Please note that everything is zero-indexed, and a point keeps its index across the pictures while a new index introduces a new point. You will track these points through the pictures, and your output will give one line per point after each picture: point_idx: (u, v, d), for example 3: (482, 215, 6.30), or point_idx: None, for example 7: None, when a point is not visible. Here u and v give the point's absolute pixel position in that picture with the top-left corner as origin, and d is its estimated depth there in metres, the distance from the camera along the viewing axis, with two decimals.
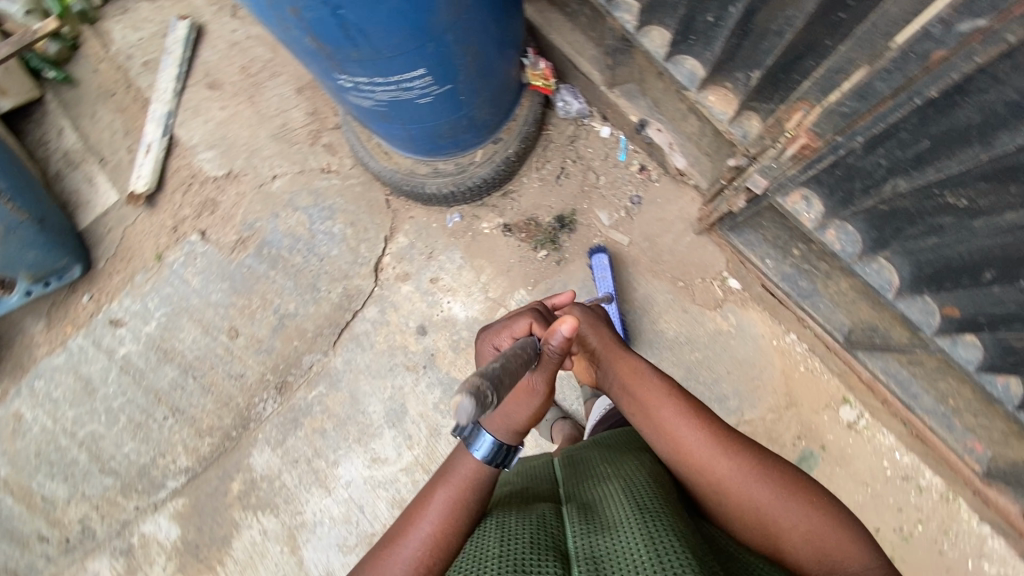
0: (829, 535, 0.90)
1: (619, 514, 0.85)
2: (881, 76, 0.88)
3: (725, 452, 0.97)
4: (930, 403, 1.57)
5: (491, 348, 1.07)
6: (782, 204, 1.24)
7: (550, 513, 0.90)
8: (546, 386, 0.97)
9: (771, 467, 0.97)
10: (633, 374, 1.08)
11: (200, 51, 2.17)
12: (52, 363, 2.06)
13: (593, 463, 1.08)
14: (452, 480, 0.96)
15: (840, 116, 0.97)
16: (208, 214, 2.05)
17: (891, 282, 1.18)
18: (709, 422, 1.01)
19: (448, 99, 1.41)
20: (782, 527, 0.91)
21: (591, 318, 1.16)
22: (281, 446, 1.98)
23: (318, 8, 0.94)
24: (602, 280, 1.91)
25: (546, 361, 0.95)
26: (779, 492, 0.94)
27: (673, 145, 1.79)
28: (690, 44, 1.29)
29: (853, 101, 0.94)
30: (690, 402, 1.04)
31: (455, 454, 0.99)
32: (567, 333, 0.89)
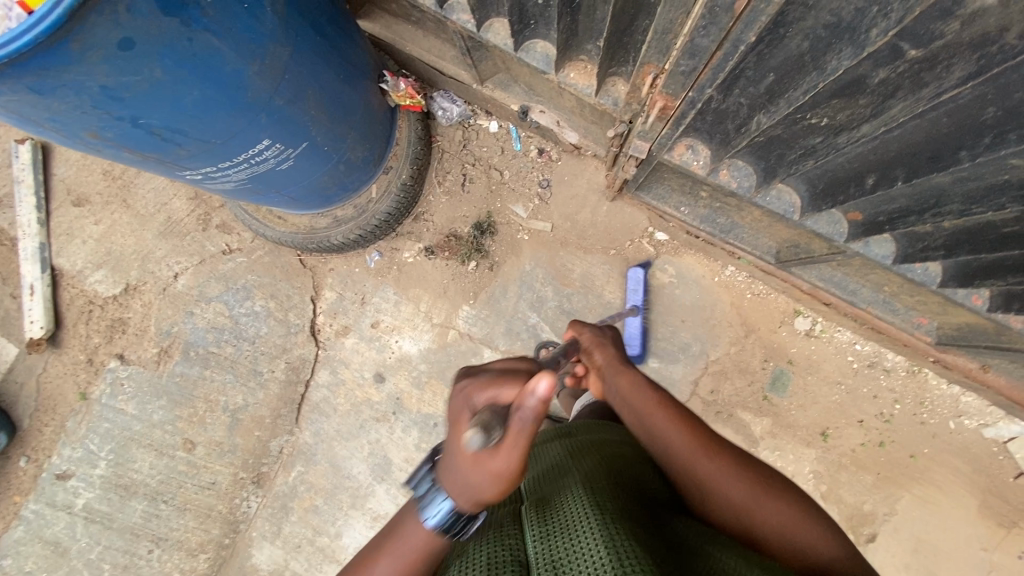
0: (798, 527, 0.94)
1: (577, 513, 0.82)
2: (701, 32, 0.86)
3: (705, 453, 1.01)
4: (870, 294, 1.61)
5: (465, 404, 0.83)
6: (670, 159, 1.24)
7: (510, 522, 0.87)
8: (514, 467, 0.76)
9: (750, 467, 1.01)
10: (632, 387, 1.13)
11: (52, 170, 2.00)
12: (11, 538, 1.91)
13: (558, 459, 1.05)
14: (401, 548, 0.87)
15: (682, 74, 0.96)
16: (120, 335, 1.93)
17: (794, 204, 1.19)
18: (693, 425, 1.07)
19: (312, 154, 1.32)
20: (756, 520, 0.94)
21: (598, 339, 1.23)
22: (279, 537, 1.92)
23: (115, 126, 0.85)
24: (632, 294, 1.87)
25: (512, 435, 0.74)
26: (756, 489, 0.97)
27: (560, 122, 1.75)
28: (532, 28, 1.24)
29: (687, 59, 0.92)
30: (677, 408, 1.10)
31: (404, 519, 0.88)
32: (543, 393, 0.73)
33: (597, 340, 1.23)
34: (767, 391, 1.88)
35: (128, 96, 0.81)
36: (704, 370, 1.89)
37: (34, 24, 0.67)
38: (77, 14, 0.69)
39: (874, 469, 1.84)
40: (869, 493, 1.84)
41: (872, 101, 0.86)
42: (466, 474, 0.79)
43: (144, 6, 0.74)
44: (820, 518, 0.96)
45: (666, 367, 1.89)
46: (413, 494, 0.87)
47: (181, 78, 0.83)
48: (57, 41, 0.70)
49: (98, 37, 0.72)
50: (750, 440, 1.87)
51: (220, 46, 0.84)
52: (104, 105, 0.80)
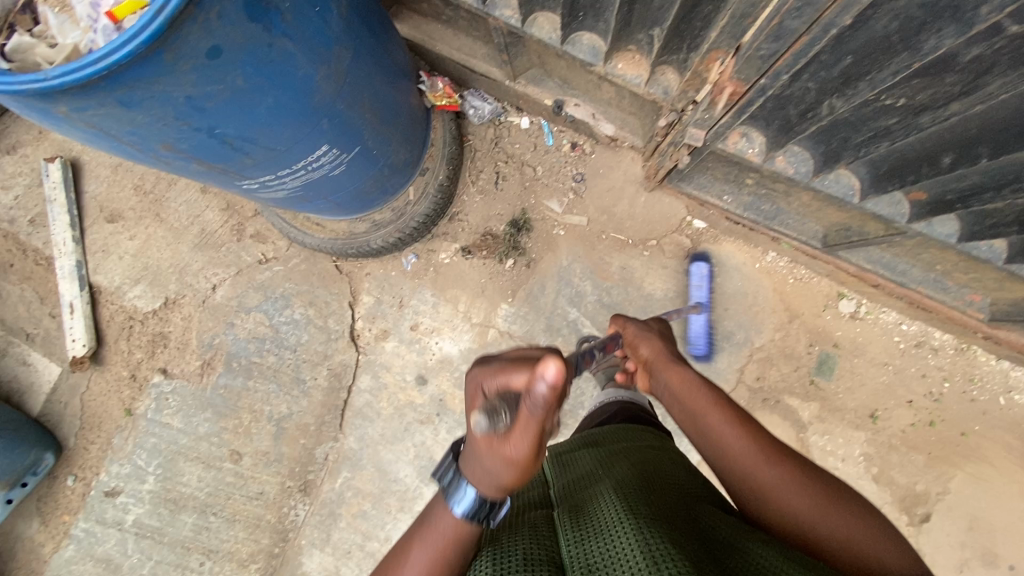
0: (866, 542, 0.90)
1: (611, 519, 0.82)
2: (793, 15, 0.87)
3: (767, 460, 0.99)
4: (920, 274, 1.60)
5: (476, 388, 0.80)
6: (725, 148, 1.23)
7: (543, 525, 0.88)
8: (527, 454, 0.71)
9: (816, 480, 0.98)
10: (682, 383, 1.15)
11: (84, 187, 1.99)
12: (62, 558, 1.90)
13: (589, 467, 1.07)
14: (432, 534, 0.86)
15: (760, 59, 0.96)
16: (162, 349, 1.93)
17: (854, 187, 1.18)
18: (754, 429, 1.04)
19: (362, 159, 1.31)
20: (819, 535, 0.91)
21: (643, 334, 1.29)
22: (328, 544, 1.91)
23: (192, 137, 0.84)
24: (697, 290, 1.86)
25: (520, 422, 0.69)
26: (821, 502, 0.94)
27: (596, 115, 1.74)
28: (581, 20, 1.23)
29: (771, 42, 0.93)
30: (736, 411, 1.08)
31: (433, 511, 0.87)
32: (549, 379, 0.67)
33: (640, 335, 1.29)
34: (814, 375, 1.86)
35: (210, 107, 0.80)
36: (749, 357, 1.87)
37: (134, 35, 0.67)
38: (175, 23, 0.68)
39: (926, 449, 1.83)
40: (921, 473, 1.82)
41: (962, 79, 0.86)
42: (482, 463, 0.76)
43: (232, 13, 0.73)
44: (890, 535, 0.92)
45: (711, 357, 1.87)
46: (438, 484, 0.85)
47: (259, 86, 0.82)
48: (153, 51, 0.69)
49: (190, 46, 0.71)
50: (799, 425, 1.86)
51: (294, 49, 0.83)
52: (186, 116, 0.79)
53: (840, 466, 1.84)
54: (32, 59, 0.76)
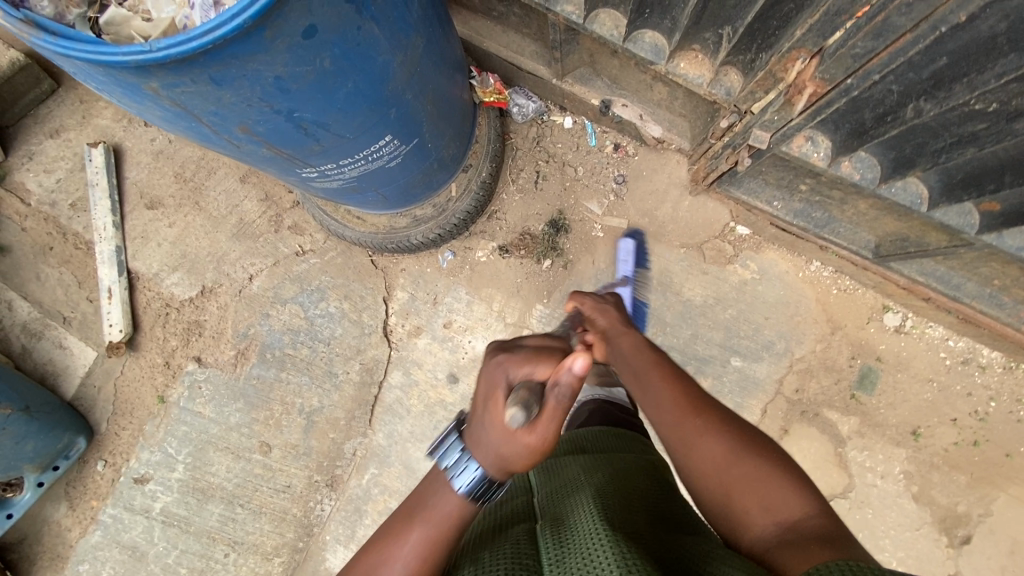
0: (778, 488, 0.88)
1: (589, 527, 0.76)
2: (901, 11, 0.89)
3: (693, 412, 0.99)
4: (975, 288, 1.56)
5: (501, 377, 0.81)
6: (788, 151, 1.22)
7: (526, 542, 0.80)
8: (552, 437, 0.76)
9: (738, 430, 0.97)
10: (631, 348, 1.15)
11: (125, 173, 2.01)
12: (89, 543, 1.90)
13: (571, 474, 1.00)
14: (432, 516, 0.82)
15: (852, 57, 0.99)
16: (197, 338, 1.93)
17: (921, 195, 1.18)
18: (685, 384, 1.05)
19: (416, 152, 1.29)
20: (733, 483, 0.91)
21: (600, 306, 1.26)
22: (353, 541, 1.88)
23: (271, 120, 0.83)
24: (624, 264, 1.85)
25: (548, 412, 0.75)
26: (736, 449, 0.93)
27: (644, 116, 1.74)
28: (646, 17, 1.23)
29: (868, 40, 0.95)
30: (673, 370, 1.09)
31: (432, 489, 0.84)
32: (577, 371, 0.74)
33: (598, 309, 1.25)
34: (855, 390, 1.81)
35: (294, 89, 0.79)
36: (789, 368, 1.83)
37: (243, 9, 0.66)
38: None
39: (969, 469, 1.77)
40: (963, 494, 1.76)
41: None
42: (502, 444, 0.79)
43: None
44: (805, 484, 0.89)
45: (749, 366, 1.83)
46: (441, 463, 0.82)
47: (343, 70, 0.81)
48: (257, 27, 0.68)
49: (290, 24, 0.70)
50: (837, 440, 1.81)
51: (378, 34, 0.83)
52: (271, 97, 0.78)
53: (879, 484, 1.78)
54: (125, 32, 0.83)
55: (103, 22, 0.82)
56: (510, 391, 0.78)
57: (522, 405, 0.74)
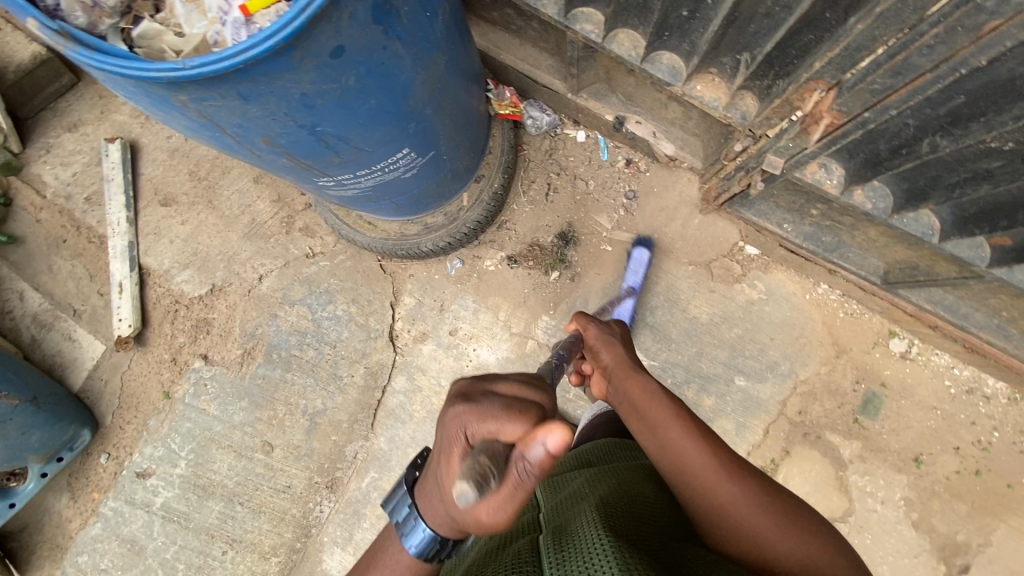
0: (823, 561, 0.87)
1: (589, 533, 0.76)
2: (922, 52, 0.91)
3: (727, 477, 0.95)
4: (983, 318, 1.56)
5: (459, 433, 0.70)
6: (801, 177, 1.25)
7: (527, 550, 0.79)
8: (506, 520, 0.63)
9: (773, 496, 0.95)
10: (643, 394, 1.11)
11: (141, 169, 2.03)
12: (88, 535, 1.91)
13: (575, 487, 1.00)
14: (387, 564, 0.83)
15: (871, 93, 1.01)
16: (204, 335, 1.94)
17: (934, 228, 1.21)
18: (712, 440, 1.01)
19: (432, 163, 1.31)
20: (777, 557, 0.87)
21: (605, 338, 1.28)
22: (350, 544, 1.88)
23: (294, 133, 0.84)
24: (632, 275, 1.87)
25: (508, 489, 0.62)
26: (778, 520, 0.91)
27: (656, 133, 1.77)
28: (665, 39, 1.24)
29: (887, 78, 0.98)
30: (695, 424, 1.03)
31: (389, 537, 0.84)
32: (549, 447, 0.60)
33: (604, 340, 1.28)
34: (858, 414, 1.81)
35: (319, 105, 0.80)
36: (792, 390, 1.83)
37: (275, 31, 0.67)
38: (312, 22, 0.69)
39: (970, 499, 1.76)
40: (963, 523, 1.75)
41: None
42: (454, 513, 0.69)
43: (361, 15, 0.74)
44: (845, 553, 0.90)
45: (753, 386, 1.83)
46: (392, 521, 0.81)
47: (367, 87, 0.83)
48: (287, 48, 0.70)
49: (319, 45, 0.72)
50: (838, 463, 1.80)
51: (403, 53, 0.84)
52: (296, 112, 0.80)
53: (879, 509, 1.77)
54: (158, 46, 0.88)
55: (137, 35, 0.87)
56: (467, 458, 0.65)
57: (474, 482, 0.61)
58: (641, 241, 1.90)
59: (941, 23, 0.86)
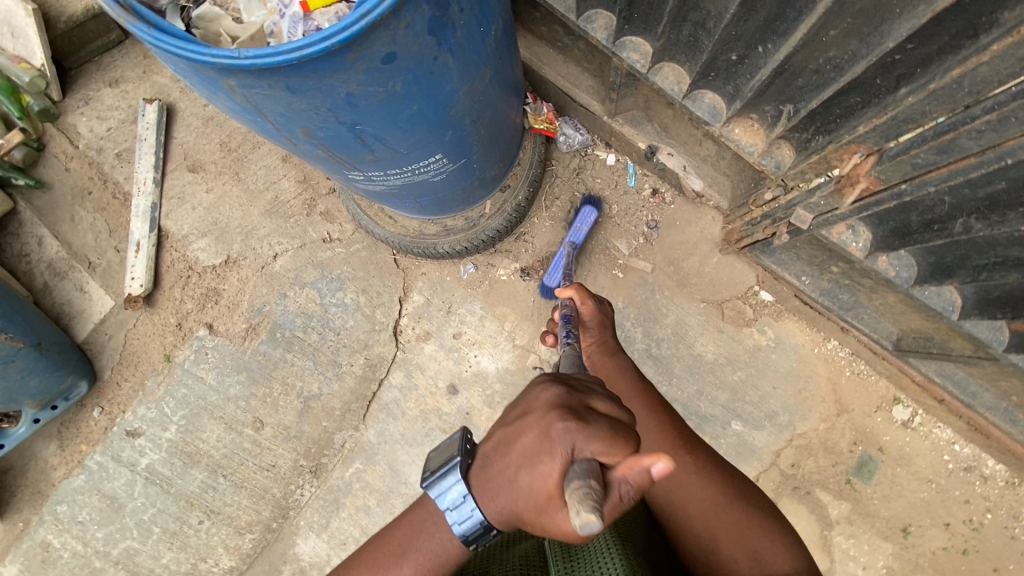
0: (761, 536, 0.94)
1: (596, 541, 0.82)
2: (972, 135, 0.93)
3: (682, 449, 1.05)
4: (991, 399, 1.53)
5: (562, 447, 0.67)
6: (828, 237, 1.24)
7: (535, 555, 0.85)
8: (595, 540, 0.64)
9: (723, 473, 1.04)
10: (617, 371, 1.16)
11: (174, 133, 2.06)
12: (71, 486, 1.93)
13: None
14: (422, 558, 0.82)
15: (912, 165, 1.02)
16: (212, 305, 1.96)
17: (954, 302, 1.19)
18: (673, 419, 1.11)
19: (462, 170, 1.31)
20: (716, 524, 0.96)
21: (599, 317, 1.21)
22: (325, 531, 1.88)
23: (333, 128, 0.85)
24: (575, 231, 1.87)
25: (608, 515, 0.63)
26: (722, 494, 1.00)
27: (687, 167, 1.78)
28: (710, 80, 1.24)
29: (931, 154, 0.99)
30: (660, 402, 1.13)
31: (423, 528, 0.83)
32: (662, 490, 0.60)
33: (598, 319, 1.20)
34: (851, 475, 1.79)
35: (363, 105, 0.81)
36: (788, 442, 1.81)
37: (333, 33, 0.68)
38: (371, 27, 0.70)
39: None
40: None
41: None
42: (536, 516, 0.69)
43: (418, 24, 0.75)
44: (787, 537, 0.95)
45: (749, 432, 1.82)
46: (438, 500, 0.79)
47: (412, 93, 0.83)
48: (342, 49, 0.71)
49: (373, 49, 0.73)
50: (825, 522, 1.78)
51: (451, 65, 0.85)
52: (339, 110, 0.81)
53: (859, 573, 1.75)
54: (214, 28, 0.88)
55: (195, 16, 0.88)
56: (579, 482, 0.62)
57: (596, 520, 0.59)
58: (590, 202, 1.92)
59: (994, 110, 0.89)
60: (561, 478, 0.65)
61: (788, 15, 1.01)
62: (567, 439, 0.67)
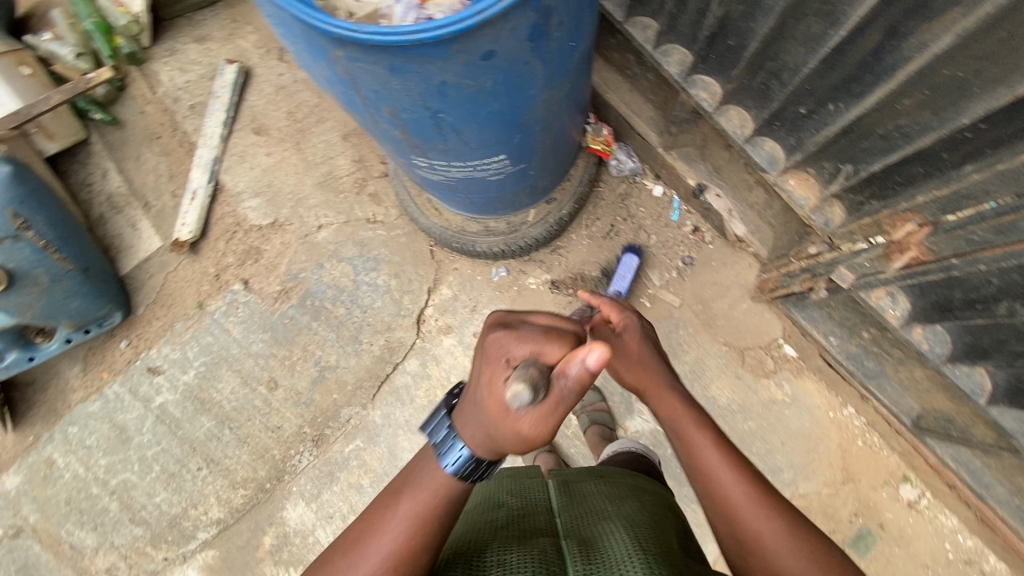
0: None
1: (620, 551, 0.78)
2: None
3: (761, 508, 0.94)
4: (1005, 494, 1.48)
5: (499, 353, 0.76)
6: (865, 299, 1.27)
7: (553, 552, 0.81)
8: (544, 431, 0.73)
9: (809, 535, 0.93)
10: (683, 427, 1.06)
11: (247, 95, 2.16)
12: (86, 410, 1.99)
13: (594, 498, 0.99)
14: (419, 493, 0.85)
15: (967, 242, 1.03)
16: (252, 262, 2.03)
17: (984, 388, 1.18)
18: (750, 471, 1.00)
19: (518, 175, 1.36)
20: None
21: (641, 353, 1.15)
22: (315, 501, 1.91)
23: (418, 112, 0.90)
24: (619, 279, 1.89)
25: (551, 403, 0.71)
26: (809, 561, 0.89)
27: (732, 212, 1.79)
28: (774, 128, 1.28)
29: (988, 233, 0.99)
30: (735, 454, 1.02)
31: (421, 463, 0.87)
32: (591, 365, 0.69)
33: (638, 355, 1.15)
34: (847, 546, 1.75)
35: (452, 95, 0.86)
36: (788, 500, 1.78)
37: (446, 24, 0.73)
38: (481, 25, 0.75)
39: None
40: None
41: None
42: (492, 426, 0.76)
43: (522, 30, 0.80)
44: None
45: None
46: (428, 441, 0.86)
47: (498, 91, 0.88)
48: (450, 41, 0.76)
49: (476, 46, 0.78)
50: None
51: (539, 72, 0.90)
52: (429, 95, 0.86)
53: None
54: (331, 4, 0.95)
55: None
56: (514, 373, 0.72)
57: (529, 391, 0.68)
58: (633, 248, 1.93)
59: None
60: (500, 378, 0.74)
61: (865, 77, 1.04)
62: (502, 346, 0.76)
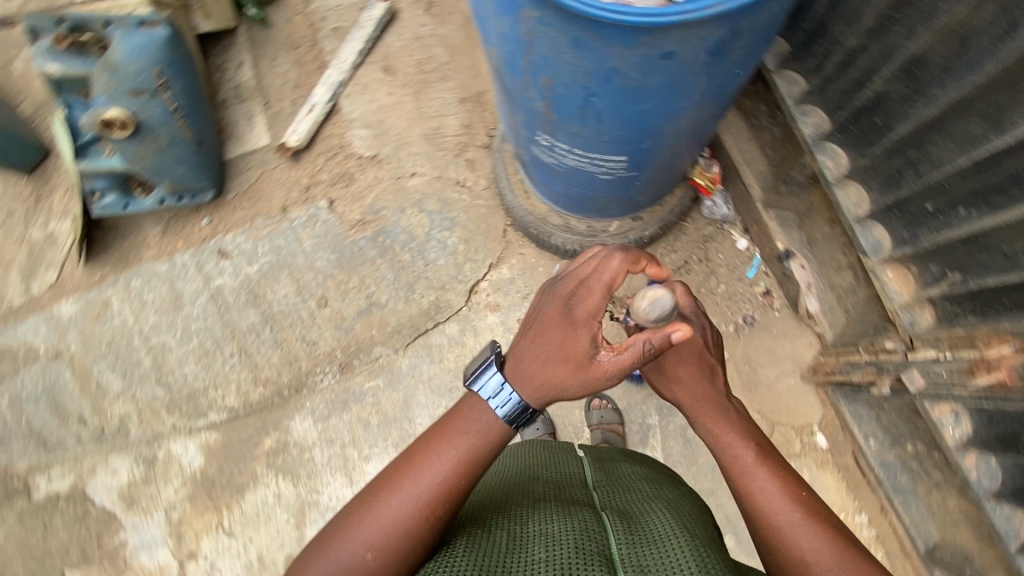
0: None
1: (658, 527, 0.90)
2: None
3: (810, 524, 0.99)
4: None
5: (581, 310, 0.98)
6: (928, 410, 1.26)
7: (594, 521, 0.91)
8: (615, 377, 0.99)
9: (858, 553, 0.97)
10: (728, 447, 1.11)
11: (387, 34, 2.26)
12: (153, 268, 2.13)
13: (631, 480, 1.10)
14: (469, 434, 1.00)
15: None
16: (342, 185, 2.13)
17: (1019, 534, 1.15)
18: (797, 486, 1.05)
19: (623, 182, 1.40)
20: None
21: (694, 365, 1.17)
22: (323, 421, 1.99)
23: (574, 89, 0.96)
24: None
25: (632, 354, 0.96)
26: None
27: (811, 286, 1.76)
28: (890, 216, 1.29)
29: None
30: (784, 472, 1.07)
31: (472, 410, 1.02)
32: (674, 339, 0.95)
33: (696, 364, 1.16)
34: None
35: (614, 83, 0.91)
36: None
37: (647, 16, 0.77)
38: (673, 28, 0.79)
39: None
40: None
41: None
42: (567, 376, 0.98)
43: (705, 44, 0.84)
44: None
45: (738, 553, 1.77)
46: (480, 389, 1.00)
47: (656, 92, 0.93)
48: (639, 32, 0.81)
49: (660, 45, 0.82)
50: None
51: (700, 87, 0.93)
52: (594, 76, 0.91)
53: None
54: None
55: None
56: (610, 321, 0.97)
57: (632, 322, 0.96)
58: None
59: None
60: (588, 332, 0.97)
61: (1010, 191, 1.03)
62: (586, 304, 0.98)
